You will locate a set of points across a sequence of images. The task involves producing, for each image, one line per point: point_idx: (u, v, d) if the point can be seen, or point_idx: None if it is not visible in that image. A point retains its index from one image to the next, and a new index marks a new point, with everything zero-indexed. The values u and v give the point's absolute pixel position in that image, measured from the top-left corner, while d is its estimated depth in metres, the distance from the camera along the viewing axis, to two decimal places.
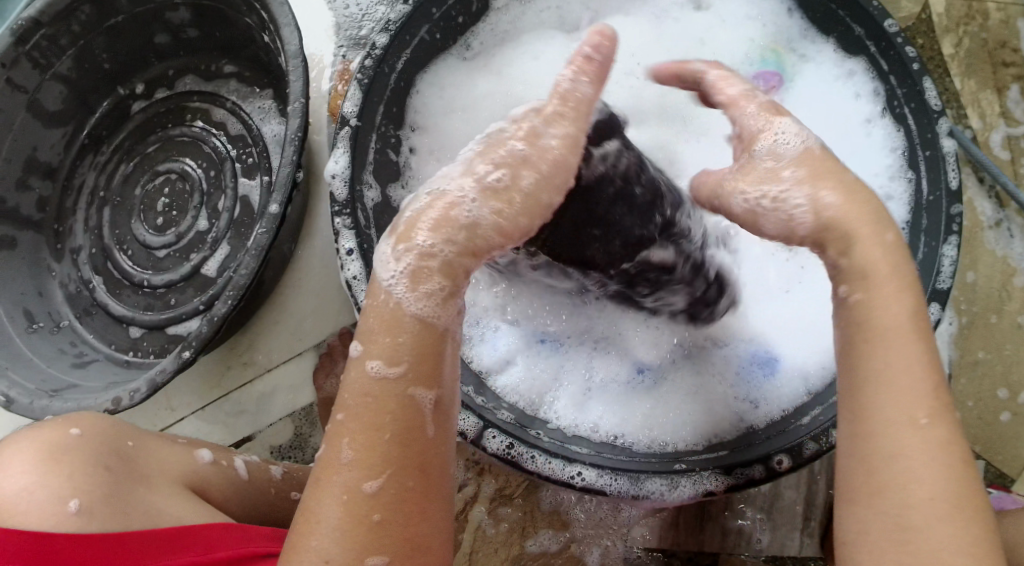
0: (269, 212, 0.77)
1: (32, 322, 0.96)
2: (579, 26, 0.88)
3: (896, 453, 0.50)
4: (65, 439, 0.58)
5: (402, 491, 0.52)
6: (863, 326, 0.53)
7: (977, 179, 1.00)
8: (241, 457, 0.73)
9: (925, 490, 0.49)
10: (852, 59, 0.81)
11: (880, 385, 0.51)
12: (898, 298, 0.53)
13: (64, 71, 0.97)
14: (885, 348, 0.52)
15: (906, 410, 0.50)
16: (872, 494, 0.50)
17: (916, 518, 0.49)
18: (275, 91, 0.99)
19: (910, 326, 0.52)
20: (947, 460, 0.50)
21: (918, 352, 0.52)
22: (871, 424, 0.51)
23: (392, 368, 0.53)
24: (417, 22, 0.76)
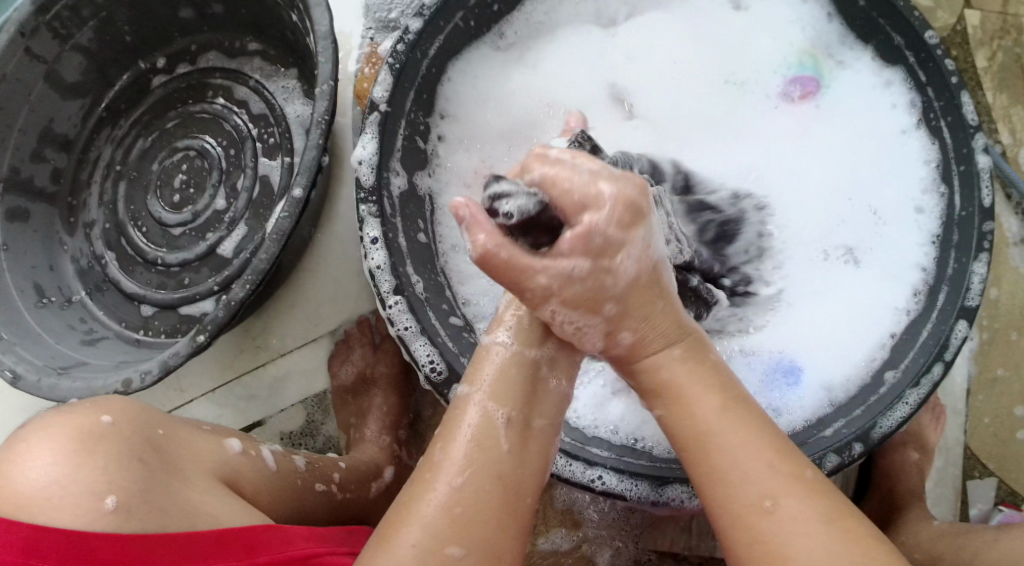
0: (293, 196, 0.75)
1: (42, 297, 0.95)
2: (616, 21, 0.86)
3: (754, 541, 0.55)
4: (98, 428, 0.57)
5: (487, 496, 0.55)
6: (681, 435, 0.59)
7: (1005, 196, 0.99)
8: (266, 448, 0.71)
9: (802, 552, 0.54)
10: (891, 68, 0.80)
11: (716, 484, 0.57)
12: (671, 376, 0.60)
13: (84, 42, 0.95)
14: (709, 445, 0.58)
15: (764, 480, 0.56)
16: (741, 537, 0.56)
17: (793, 560, 0.54)
18: (300, 72, 0.98)
19: (719, 418, 0.59)
20: (817, 525, 0.55)
21: (739, 427, 0.58)
22: (727, 511, 0.57)
23: (476, 388, 0.59)
24: (453, 9, 0.74)
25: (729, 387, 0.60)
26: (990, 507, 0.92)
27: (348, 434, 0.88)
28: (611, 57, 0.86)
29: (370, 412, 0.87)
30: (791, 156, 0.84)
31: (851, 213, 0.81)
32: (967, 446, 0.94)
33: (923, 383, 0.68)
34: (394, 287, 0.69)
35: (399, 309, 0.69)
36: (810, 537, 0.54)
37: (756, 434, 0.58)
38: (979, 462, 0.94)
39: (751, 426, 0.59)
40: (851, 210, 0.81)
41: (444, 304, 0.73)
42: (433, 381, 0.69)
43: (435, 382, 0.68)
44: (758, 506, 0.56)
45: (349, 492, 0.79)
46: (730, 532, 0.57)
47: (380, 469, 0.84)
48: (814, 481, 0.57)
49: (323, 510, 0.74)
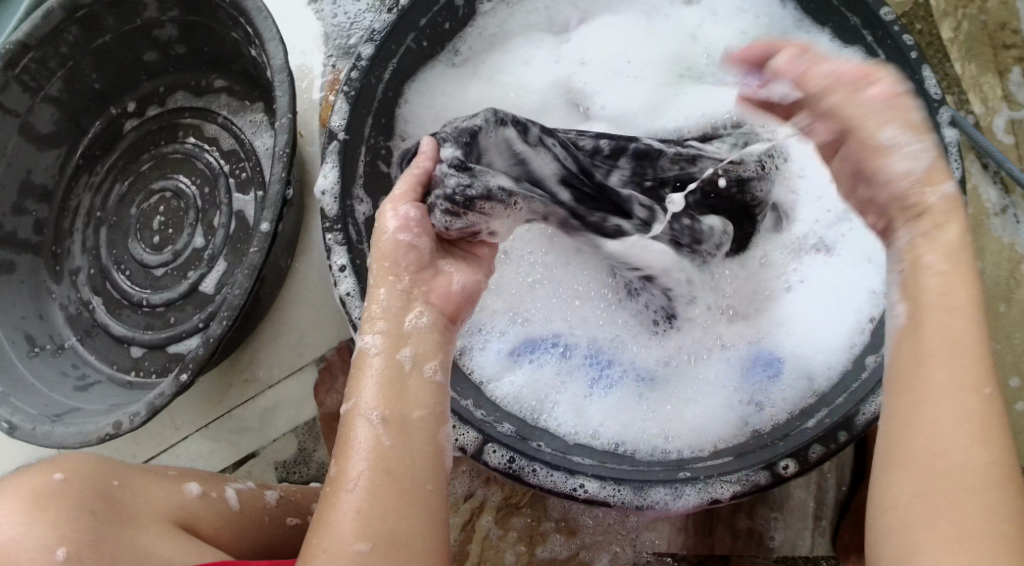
0: (260, 229, 0.76)
1: (33, 346, 0.96)
2: (568, 27, 0.87)
3: (945, 429, 0.46)
4: (48, 485, 0.59)
5: (379, 502, 0.51)
6: (915, 301, 0.51)
7: (981, 166, 0.98)
8: (230, 487, 0.72)
9: (958, 463, 0.46)
10: (850, 48, 0.79)
11: (909, 356, 0.50)
12: (944, 238, 0.53)
13: (55, 93, 0.97)
14: (931, 324, 0.50)
15: (955, 383, 0.47)
16: (910, 447, 0.47)
17: (947, 479, 0.45)
18: (265, 105, 0.98)
19: (963, 302, 0.50)
20: (985, 439, 0.46)
21: (962, 328, 0.49)
22: (914, 389, 0.48)
23: (353, 399, 0.55)
24: (403, 31, 0.75)
25: (983, 305, 0.50)
26: None
27: None
28: (566, 63, 0.85)
29: None
30: None
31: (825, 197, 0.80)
32: None
33: None
34: (365, 311, 0.69)
35: None
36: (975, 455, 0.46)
37: (971, 335, 0.48)
38: None
39: (971, 322, 0.49)
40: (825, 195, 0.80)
41: None
42: None
43: None
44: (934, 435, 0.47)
45: None
46: (904, 407, 0.48)
47: None
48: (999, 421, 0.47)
49: (296, 543, 0.75)
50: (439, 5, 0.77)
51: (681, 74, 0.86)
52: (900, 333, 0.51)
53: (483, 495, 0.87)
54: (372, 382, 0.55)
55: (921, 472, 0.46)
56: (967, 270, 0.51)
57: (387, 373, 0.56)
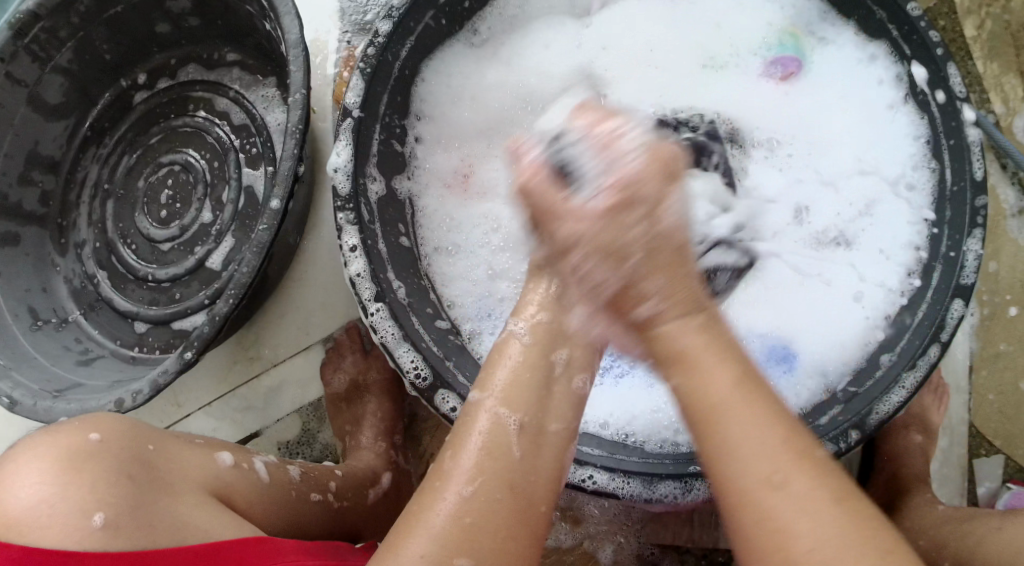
0: (271, 207, 0.75)
1: (37, 319, 0.95)
2: (589, 10, 0.85)
3: (779, 514, 0.49)
4: (86, 444, 0.57)
5: (499, 505, 0.54)
6: (699, 405, 0.53)
7: (1000, 166, 0.97)
8: (258, 459, 0.71)
9: (804, 541, 0.48)
10: (875, 42, 0.78)
11: (715, 451, 0.52)
12: (688, 341, 0.55)
13: (64, 63, 0.95)
14: (718, 425, 0.52)
15: (759, 460, 0.50)
16: (748, 541, 0.50)
17: (780, 536, 0.49)
18: (279, 79, 0.97)
19: (737, 392, 0.53)
20: (825, 508, 0.49)
21: (752, 406, 0.52)
22: (736, 490, 0.51)
23: (489, 393, 0.58)
24: (423, 8, 0.73)
25: (745, 379, 0.53)
26: (999, 485, 0.90)
27: (344, 441, 0.87)
28: (587, 47, 0.85)
29: (364, 419, 0.87)
30: (785, 125, 0.83)
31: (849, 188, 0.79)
32: (972, 425, 0.92)
33: (920, 364, 0.67)
34: (375, 294, 0.68)
35: (381, 316, 0.68)
36: (812, 512, 0.49)
37: (760, 412, 0.52)
38: (985, 440, 0.92)
39: (752, 391, 0.53)
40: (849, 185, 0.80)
41: (429, 309, 0.73)
42: (419, 388, 0.68)
43: (421, 389, 0.68)
44: (767, 481, 0.50)
45: (345, 501, 0.77)
46: (744, 516, 0.50)
47: (377, 474, 0.83)
48: (823, 473, 0.51)
49: (320, 519, 0.73)
50: None
51: (705, 64, 0.85)
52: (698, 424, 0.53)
53: None
54: (504, 376, 0.59)
55: (767, 553, 0.49)
56: (719, 338, 0.55)
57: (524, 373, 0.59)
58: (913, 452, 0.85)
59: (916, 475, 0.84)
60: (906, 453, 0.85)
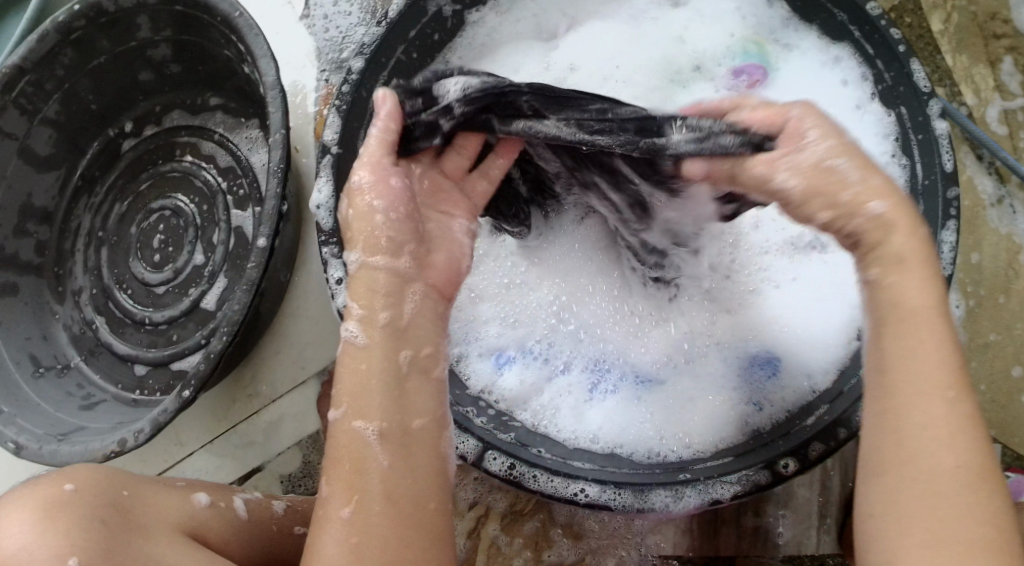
0: (257, 245, 0.77)
1: (38, 366, 0.97)
2: (557, 33, 0.87)
3: (932, 444, 0.52)
4: (60, 496, 0.59)
5: (381, 517, 0.56)
6: (889, 308, 0.55)
7: (976, 157, 0.98)
8: (239, 496, 0.72)
9: (956, 468, 0.51)
10: (838, 45, 0.80)
11: (892, 357, 0.54)
12: (894, 249, 0.55)
13: (51, 115, 0.97)
14: (908, 330, 0.54)
15: (953, 397, 0.52)
16: (882, 451, 0.53)
17: (911, 444, 0.52)
18: (260, 121, 0.99)
19: (928, 306, 0.54)
20: (964, 434, 0.52)
21: (941, 328, 0.53)
22: (899, 396, 0.53)
23: (342, 411, 0.59)
24: (392, 45, 0.75)
25: (944, 299, 0.55)
26: None
27: None
28: (555, 69, 0.86)
29: None
30: None
31: None
32: None
33: None
34: None
35: None
36: (946, 438, 0.52)
37: (945, 337, 0.53)
38: None
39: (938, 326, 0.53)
40: None
41: None
42: None
43: None
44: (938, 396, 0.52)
45: None
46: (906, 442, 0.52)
47: None
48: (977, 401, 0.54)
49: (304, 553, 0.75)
50: (427, 16, 0.77)
51: (669, 78, 0.86)
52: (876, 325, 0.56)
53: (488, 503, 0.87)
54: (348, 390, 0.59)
55: (898, 458, 0.52)
56: (929, 260, 0.55)
57: (376, 380, 0.58)
58: None
59: None
60: None
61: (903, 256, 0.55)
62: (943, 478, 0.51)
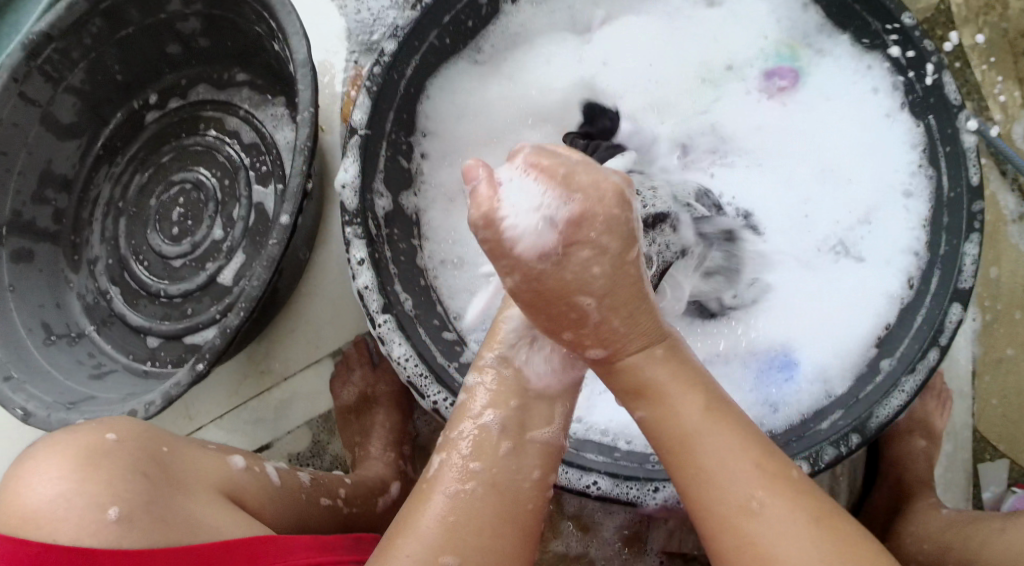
0: (280, 222, 0.77)
1: (50, 334, 0.97)
2: (590, 28, 0.87)
3: (742, 505, 0.55)
4: (103, 445, 0.59)
5: (475, 495, 0.58)
6: (672, 429, 0.58)
7: (1000, 173, 0.98)
8: (270, 464, 0.73)
9: (797, 564, 0.53)
10: (870, 54, 0.79)
11: (693, 476, 0.57)
12: (658, 374, 0.59)
13: (76, 83, 0.97)
14: (720, 426, 0.57)
15: (740, 479, 0.56)
16: (738, 551, 0.55)
17: (758, 540, 0.54)
18: (287, 99, 0.99)
19: (704, 414, 0.58)
20: (789, 541, 0.54)
21: (720, 428, 0.57)
22: (718, 509, 0.56)
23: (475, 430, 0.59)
24: (426, 28, 0.75)
25: (720, 399, 0.59)
26: (1004, 489, 0.91)
27: (353, 452, 0.88)
28: (587, 62, 0.86)
29: (373, 430, 0.88)
30: (774, 141, 0.84)
31: (850, 195, 0.80)
32: (975, 429, 0.93)
33: (919, 369, 0.67)
34: (382, 305, 0.70)
35: (389, 327, 0.70)
36: (789, 528, 0.54)
37: (736, 439, 0.57)
38: (989, 445, 0.93)
39: (723, 415, 0.58)
40: (851, 192, 0.80)
41: (435, 320, 0.75)
42: (439, 410, 0.70)
43: (438, 409, 0.70)
44: (743, 507, 0.55)
45: (355, 507, 0.79)
46: (728, 527, 0.56)
47: (386, 484, 0.84)
48: (782, 461, 0.57)
49: (326, 524, 0.75)
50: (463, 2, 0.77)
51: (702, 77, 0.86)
52: (675, 449, 0.58)
53: None
54: None
55: None
56: (684, 366, 0.59)
57: None
58: (915, 456, 0.86)
59: (918, 479, 0.84)
60: (908, 456, 0.86)
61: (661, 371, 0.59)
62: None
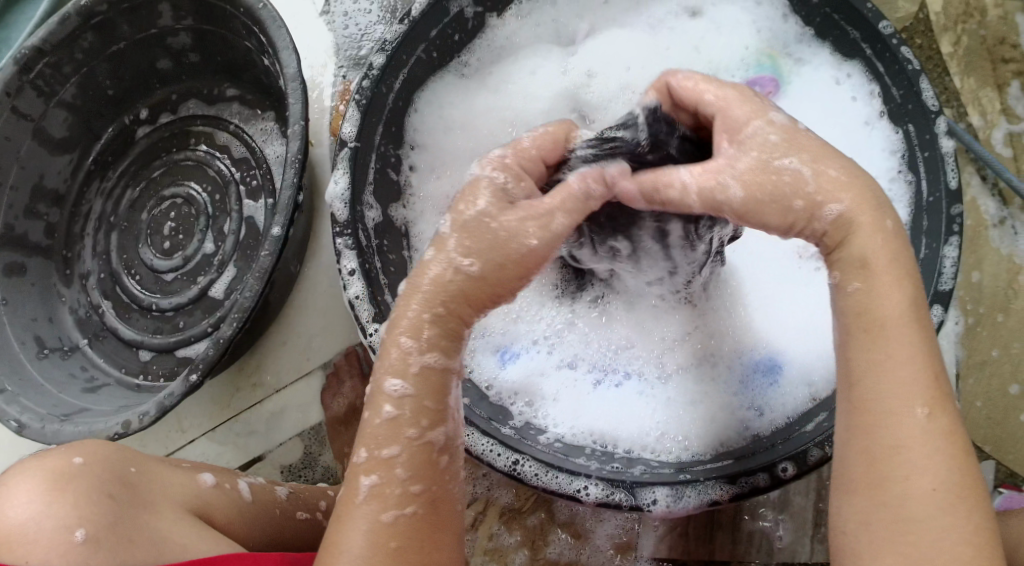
0: (272, 234, 0.78)
1: (43, 348, 0.97)
2: (575, 40, 0.89)
3: (900, 441, 0.52)
4: (69, 468, 0.60)
5: (415, 518, 0.55)
6: (862, 312, 0.55)
7: (981, 178, 1.00)
8: (243, 480, 0.73)
9: (925, 472, 0.51)
10: (849, 62, 0.81)
11: (863, 363, 0.54)
12: (872, 248, 0.55)
13: (68, 98, 0.98)
14: (885, 336, 0.54)
15: (906, 386, 0.52)
16: (862, 445, 0.53)
17: (900, 450, 0.52)
18: (276, 113, 1.00)
19: (905, 309, 0.54)
20: (936, 454, 0.51)
21: (908, 332, 0.53)
22: (866, 386, 0.54)
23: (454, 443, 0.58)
24: (414, 42, 0.76)
25: (920, 309, 0.54)
26: (990, 490, 0.92)
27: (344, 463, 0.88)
28: (573, 74, 0.87)
29: None
30: None
31: None
32: None
33: None
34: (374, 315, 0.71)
35: None
36: (934, 446, 0.51)
37: (911, 346, 0.53)
38: (975, 446, 0.94)
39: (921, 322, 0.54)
40: None
41: None
42: None
43: None
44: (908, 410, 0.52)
45: None
46: (867, 411, 0.53)
47: None
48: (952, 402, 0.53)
49: (307, 537, 0.76)
50: (449, 16, 0.78)
51: None
52: (849, 332, 0.55)
53: (491, 497, 0.88)
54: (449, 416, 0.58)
55: (875, 453, 0.52)
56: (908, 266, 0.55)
57: None
58: None
59: None
60: None
61: (879, 258, 0.55)
62: (936, 484, 0.51)
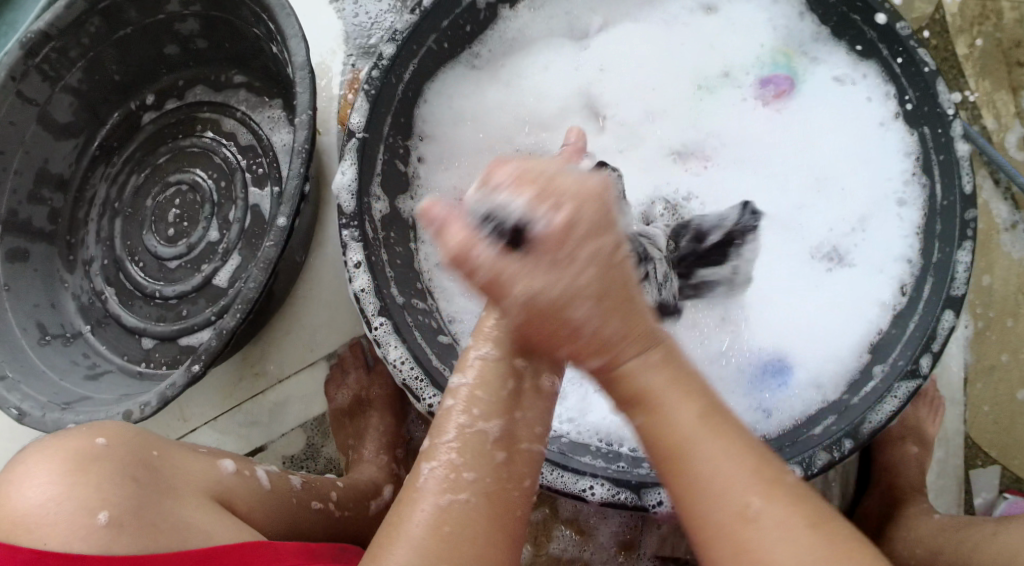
0: (278, 224, 0.77)
1: (45, 334, 0.96)
2: (588, 33, 0.87)
3: (747, 521, 0.50)
4: (91, 449, 0.59)
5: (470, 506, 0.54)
6: (638, 394, 0.54)
7: (993, 181, 0.99)
8: (262, 467, 0.73)
9: (776, 552, 0.49)
10: (866, 61, 0.79)
11: (652, 437, 0.54)
12: (663, 347, 0.55)
13: (73, 83, 0.97)
14: (661, 411, 0.53)
15: (727, 465, 0.51)
16: (713, 526, 0.51)
17: (740, 533, 0.50)
18: (284, 101, 1.00)
19: (671, 390, 0.54)
20: (797, 533, 0.49)
21: (689, 410, 0.53)
22: (670, 451, 0.53)
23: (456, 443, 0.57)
24: (425, 32, 0.75)
25: (711, 400, 0.54)
26: (995, 495, 0.91)
27: (347, 455, 0.88)
28: (585, 70, 0.87)
29: (367, 433, 0.88)
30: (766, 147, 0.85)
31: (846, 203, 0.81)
32: (967, 436, 0.93)
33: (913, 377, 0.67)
34: (379, 308, 0.70)
35: (385, 329, 0.70)
36: (789, 531, 0.49)
37: (727, 431, 0.53)
38: (981, 451, 0.93)
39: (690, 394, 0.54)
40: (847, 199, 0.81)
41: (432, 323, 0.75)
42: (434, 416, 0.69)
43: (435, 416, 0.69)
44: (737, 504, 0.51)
45: (347, 511, 0.79)
46: (699, 493, 0.52)
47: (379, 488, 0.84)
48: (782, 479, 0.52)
49: (319, 530, 0.75)
50: (461, 7, 0.77)
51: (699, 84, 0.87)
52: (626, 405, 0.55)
53: None
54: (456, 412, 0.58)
55: (726, 538, 0.50)
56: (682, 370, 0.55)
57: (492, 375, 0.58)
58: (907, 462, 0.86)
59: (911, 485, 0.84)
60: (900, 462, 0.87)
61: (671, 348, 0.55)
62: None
